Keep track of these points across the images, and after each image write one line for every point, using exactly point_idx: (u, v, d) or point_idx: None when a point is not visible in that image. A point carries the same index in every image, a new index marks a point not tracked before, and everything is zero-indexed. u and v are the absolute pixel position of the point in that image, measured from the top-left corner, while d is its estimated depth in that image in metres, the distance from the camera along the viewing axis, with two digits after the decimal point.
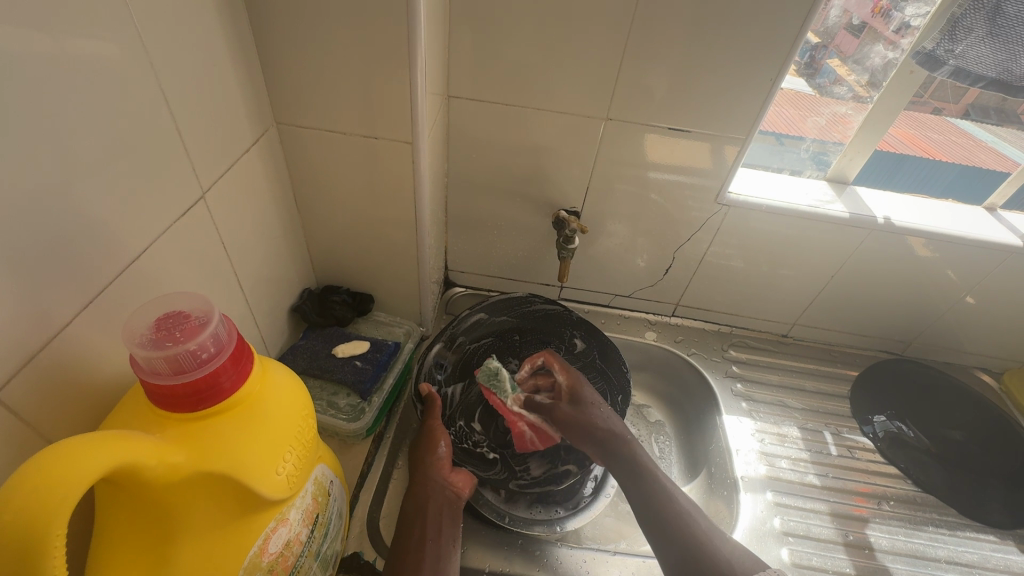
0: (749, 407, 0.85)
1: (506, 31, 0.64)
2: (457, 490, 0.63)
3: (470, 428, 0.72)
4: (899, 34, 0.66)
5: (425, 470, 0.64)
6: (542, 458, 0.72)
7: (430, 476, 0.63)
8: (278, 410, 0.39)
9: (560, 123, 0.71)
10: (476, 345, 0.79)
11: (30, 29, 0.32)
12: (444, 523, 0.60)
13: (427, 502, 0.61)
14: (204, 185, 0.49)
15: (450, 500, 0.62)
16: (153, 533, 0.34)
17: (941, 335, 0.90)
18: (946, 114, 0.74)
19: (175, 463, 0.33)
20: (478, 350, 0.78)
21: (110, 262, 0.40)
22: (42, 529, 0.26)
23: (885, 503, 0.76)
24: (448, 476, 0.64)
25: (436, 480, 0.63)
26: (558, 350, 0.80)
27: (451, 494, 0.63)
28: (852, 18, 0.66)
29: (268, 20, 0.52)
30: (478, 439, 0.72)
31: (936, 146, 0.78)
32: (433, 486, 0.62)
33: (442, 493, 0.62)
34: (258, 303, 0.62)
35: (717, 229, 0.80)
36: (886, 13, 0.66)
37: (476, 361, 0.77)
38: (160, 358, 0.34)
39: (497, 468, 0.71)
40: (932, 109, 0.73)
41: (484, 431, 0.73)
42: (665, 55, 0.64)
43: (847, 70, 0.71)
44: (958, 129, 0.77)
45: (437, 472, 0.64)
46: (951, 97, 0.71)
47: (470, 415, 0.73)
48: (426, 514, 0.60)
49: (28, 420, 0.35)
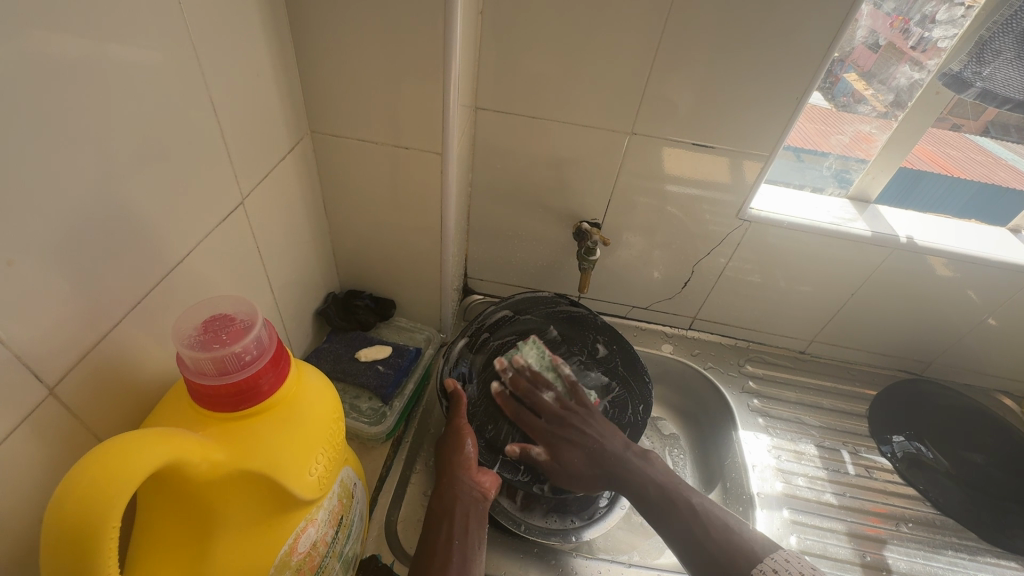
0: (766, 423, 0.85)
1: (534, 45, 0.65)
2: (484, 490, 0.64)
3: (496, 430, 0.71)
4: (920, 51, 0.67)
5: (453, 470, 0.64)
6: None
7: (458, 476, 0.63)
8: (312, 412, 0.40)
9: (583, 137, 0.72)
10: (500, 342, 0.78)
11: (94, 41, 0.33)
12: (470, 524, 0.60)
13: (455, 501, 0.62)
14: (243, 190, 0.51)
15: (477, 499, 0.63)
16: (193, 530, 0.35)
17: (962, 357, 0.90)
18: (966, 131, 0.73)
19: (217, 461, 0.34)
20: (502, 347, 0.78)
21: (155, 263, 0.41)
22: (98, 521, 0.27)
23: (903, 525, 0.75)
24: (476, 475, 0.64)
25: (463, 480, 0.64)
26: (580, 354, 0.80)
27: (478, 493, 0.63)
28: (873, 35, 0.67)
29: (307, 32, 0.54)
30: (504, 440, 0.71)
31: (955, 163, 0.77)
32: (460, 486, 0.63)
33: (469, 492, 0.63)
34: (286, 305, 0.64)
35: (737, 243, 0.81)
36: (907, 30, 0.66)
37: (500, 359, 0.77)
38: (207, 359, 0.35)
39: (522, 472, 0.69)
40: (952, 126, 0.72)
41: (510, 431, 0.71)
42: (691, 69, 0.64)
43: (865, 87, 0.71)
44: (978, 145, 0.76)
45: (466, 471, 0.64)
46: (972, 114, 0.70)
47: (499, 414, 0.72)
48: (453, 513, 0.60)
49: (79, 416, 0.36)
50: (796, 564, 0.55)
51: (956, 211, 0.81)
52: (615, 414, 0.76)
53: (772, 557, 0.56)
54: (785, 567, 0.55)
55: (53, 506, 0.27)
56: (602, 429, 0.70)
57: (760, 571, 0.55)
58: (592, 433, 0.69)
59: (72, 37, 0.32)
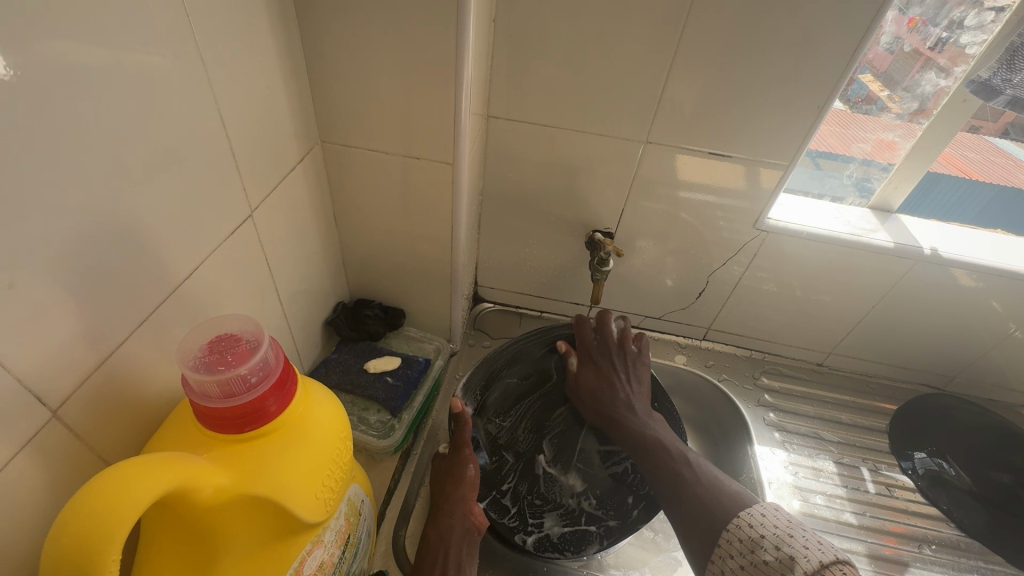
0: (782, 438, 0.83)
1: (547, 52, 0.64)
2: (478, 522, 0.62)
3: (503, 463, 0.70)
4: (937, 51, 0.65)
5: (453, 500, 0.63)
6: (560, 517, 0.68)
7: (455, 507, 0.62)
8: (318, 434, 0.39)
9: (596, 145, 0.71)
10: (528, 378, 0.76)
11: (100, 57, 0.33)
12: (461, 560, 0.60)
13: (450, 533, 0.61)
14: (252, 202, 0.51)
15: (471, 531, 0.62)
16: (196, 554, 0.34)
17: (986, 371, 0.87)
18: (985, 132, 0.70)
19: (222, 486, 0.34)
20: (530, 384, 0.76)
21: (161, 280, 0.41)
22: (94, 557, 0.27)
23: (925, 547, 0.73)
24: (472, 506, 0.63)
25: (460, 509, 0.62)
26: None
27: (472, 524, 0.62)
28: (889, 36, 0.65)
29: (317, 40, 0.53)
30: (505, 477, 0.70)
31: (973, 165, 0.73)
32: (455, 518, 0.62)
33: (464, 525, 0.62)
34: (294, 316, 0.63)
35: (754, 253, 0.79)
36: (922, 29, 0.64)
37: (526, 395, 0.75)
38: (211, 381, 0.34)
39: (510, 515, 0.67)
40: (970, 128, 0.69)
41: (513, 466, 0.71)
42: (709, 74, 0.63)
43: (878, 87, 0.69)
44: (996, 147, 0.71)
45: (465, 501, 0.63)
46: (991, 116, 0.67)
47: (505, 446, 0.71)
48: (448, 545, 0.60)
49: (83, 437, 0.36)
50: (784, 514, 0.54)
51: (973, 215, 0.78)
52: (634, 480, 0.71)
53: (761, 506, 0.56)
54: (762, 520, 0.54)
55: (50, 538, 0.27)
56: (633, 378, 0.74)
57: (734, 525, 0.55)
58: (624, 378, 0.73)
59: (78, 53, 0.32)
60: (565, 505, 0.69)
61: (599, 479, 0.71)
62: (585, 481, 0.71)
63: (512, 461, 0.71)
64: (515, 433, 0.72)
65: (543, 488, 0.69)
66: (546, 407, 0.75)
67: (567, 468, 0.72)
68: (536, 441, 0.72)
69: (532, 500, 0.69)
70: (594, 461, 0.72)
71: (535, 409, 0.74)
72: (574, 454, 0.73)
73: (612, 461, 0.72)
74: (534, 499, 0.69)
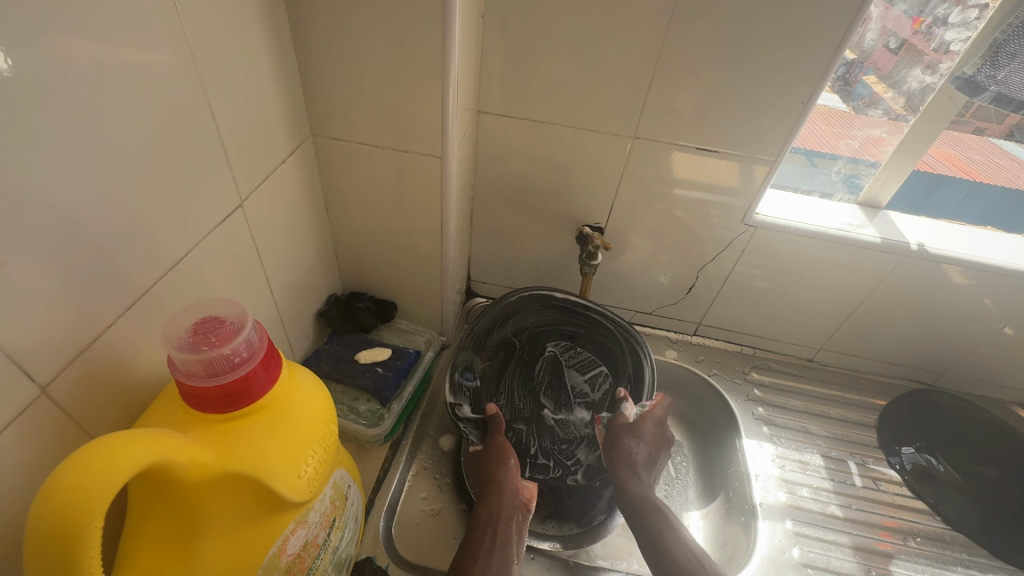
0: (771, 432, 0.83)
1: (536, 49, 0.65)
2: (527, 498, 0.64)
3: (518, 432, 0.72)
4: (939, 56, 0.65)
5: (498, 479, 0.64)
6: (589, 446, 0.73)
7: (502, 485, 0.64)
8: (302, 414, 0.40)
9: (586, 141, 0.72)
10: (492, 357, 0.76)
11: (94, 47, 0.34)
12: (511, 530, 0.62)
13: (500, 510, 0.62)
14: (242, 193, 0.52)
15: (521, 506, 0.63)
16: (180, 528, 0.35)
17: (975, 367, 0.87)
18: (990, 135, 0.72)
19: (205, 462, 0.35)
20: (492, 351, 0.77)
21: (152, 266, 0.42)
22: (79, 522, 0.28)
23: (912, 540, 0.73)
24: (517, 483, 0.65)
25: (507, 488, 0.64)
26: (577, 338, 0.79)
27: (523, 500, 0.64)
28: (891, 38, 0.66)
29: (308, 35, 0.54)
30: (528, 444, 0.72)
31: (978, 167, 0.74)
32: (505, 495, 0.63)
33: (513, 501, 0.63)
34: (286, 306, 0.64)
35: (743, 249, 0.79)
36: (927, 31, 0.65)
37: (500, 371, 0.76)
38: (195, 361, 0.35)
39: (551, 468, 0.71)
40: (975, 129, 0.71)
41: (528, 431, 0.73)
42: (696, 70, 0.64)
43: (883, 88, 0.70)
44: (1001, 147, 0.74)
45: (511, 483, 0.64)
46: (996, 117, 0.69)
47: (513, 419, 0.73)
48: (496, 521, 0.61)
49: (71, 415, 0.37)
50: None
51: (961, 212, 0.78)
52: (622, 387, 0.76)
53: None
54: None
55: (36, 504, 0.28)
56: (655, 463, 0.73)
57: None
58: (651, 461, 0.72)
59: (73, 43, 0.33)
60: (585, 436, 0.74)
61: (598, 401, 0.76)
62: (590, 408, 0.75)
63: (524, 428, 0.73)
64: (509, 406, 0.74)
65: (561, 434, 0.73)
66: (521, 371, 0.77)
67: (570, 407, 0.75)
68: (535, 401, 0.75)
69: (560, 447, 0.72)
70: (587, 390, 0.77)
71: (515, 379, 0.76)
72: (569, 392, 0.76)
73: (600, 381, 0.77)
74: (561, 445, 0.73)
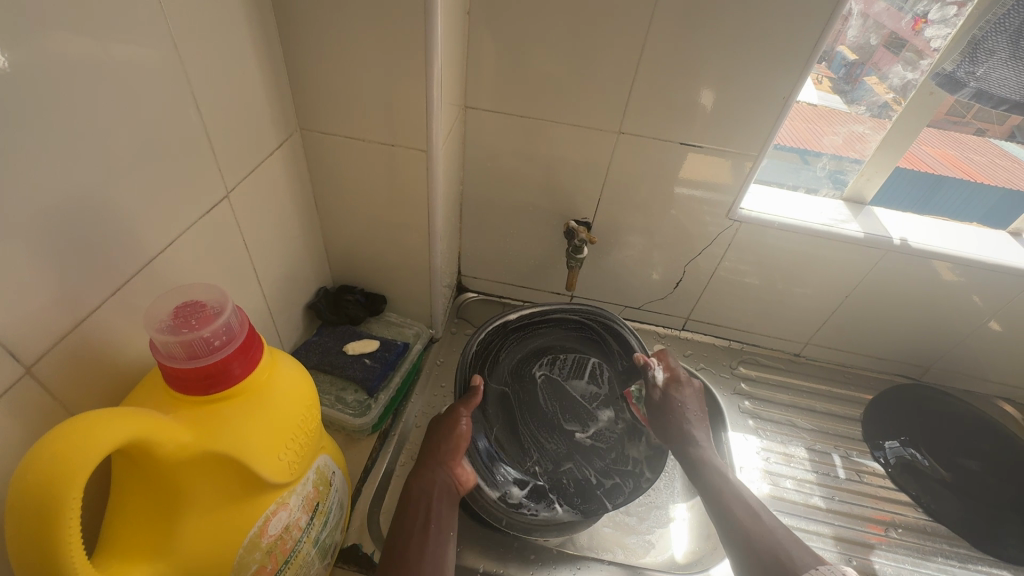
0: (756, 425, 0.84)
1: (521, 45, 0.66)
2: (461, 480, 0.65)
3: (564, 467, 0.71)
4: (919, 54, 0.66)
5: (434, 461, 0.65)
6: (635, 442, 0.74)
7: (435, 468, 0.64)
8: (282, 398, 0.41)
9: (572, 137, 0.73)
10: (495, 408, 0.74)
11: (83, 40, 0.35)
12: (444, 505, 0.62)
13: (433, 486, 0.63)
14: (230, 185, 0.53)
15: (453, 489, 0.64)
16: (161, 506, 0.36)
17: (961, 362, 0.88)
18: (990, 135, 0.73)
19: (184, 443, 0.35)
20: (491, 400, 0.74)
21: (139, 254, 0.43)
22: (58, 491, 0.29)
23: (894, 530, 0.74)
24: (456, 468, 0.65)
25: (442, 469, 0.65)
26: (558, 351, 0.79)
27: (455, 483, 0.65)
28: (889, 33, 0.67)
29: (295, 31, 0.55)
30: (586, 477, 0.70)
31: (976, 167, 0.76)
32: (438, 476, 0.64)
33: (446, 483, 0.64)
34: (274, 297, 0.65)
35: (729, 243, 0.80)
36: (919, 32, 0.65)
37: (512, 418, 0.74)
38: (176, 343, 0.36)
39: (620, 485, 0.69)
40: (976, 130, 0.72)
41: (575, 461, 0.71)
42: (678, 66, 0.65)
43: (884, 88, 0.71)
44: (1002, 149, 0.74)
45: (445, 463, 0.65)
46: (997, 119, 0.70)
47: (559, 459, 0.71)
48: (429, 498, 0.62)
49: (55, 396, 0.38)
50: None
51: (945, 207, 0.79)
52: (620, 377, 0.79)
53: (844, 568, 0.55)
54: None
55: (16, 475, 0.29)
56: (697, 415, 0.76)
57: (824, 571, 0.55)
58: (691, 412, 0.76)
59: (61, 35, 0.34)
60: (622, 431, 0.75)
61: (609, 395, 0.78)
62: (610, 408, 0.76)
63: (571, 463, 0.71)
64: (546, 452, 0.72)
65: (604, 446, 0.73)
66: (529, 409, 0.75)
67: (592, 416, 0.76)
68: (562, 431, 0.74)
69: (613, 462, 0.71)
70: (593, 393, 0.77)
71: (531, 422, 0.74)
72: (583, 403, 0.76)
73: (599, 378, 0.79)
74: (612, 459, 0.72)
